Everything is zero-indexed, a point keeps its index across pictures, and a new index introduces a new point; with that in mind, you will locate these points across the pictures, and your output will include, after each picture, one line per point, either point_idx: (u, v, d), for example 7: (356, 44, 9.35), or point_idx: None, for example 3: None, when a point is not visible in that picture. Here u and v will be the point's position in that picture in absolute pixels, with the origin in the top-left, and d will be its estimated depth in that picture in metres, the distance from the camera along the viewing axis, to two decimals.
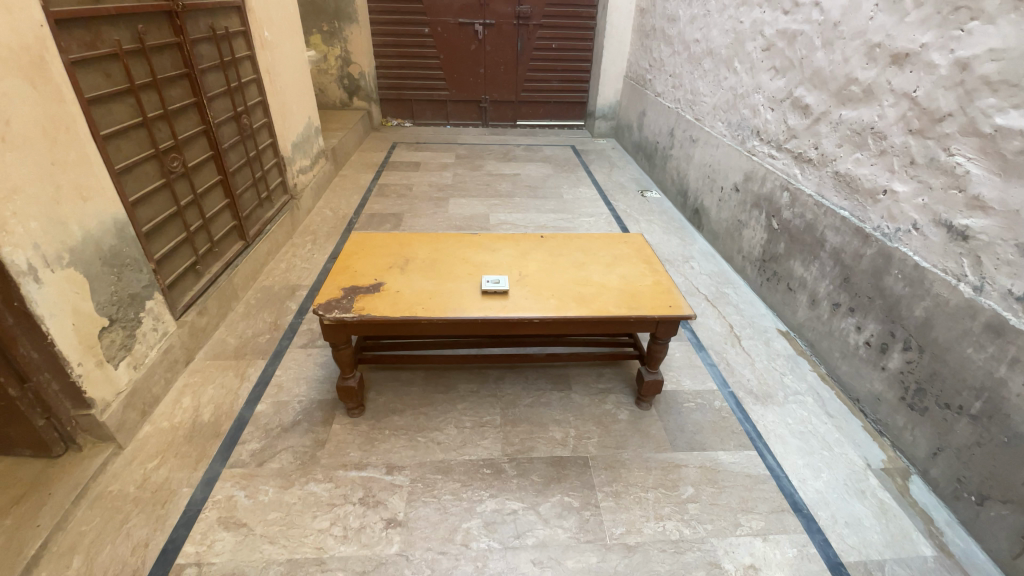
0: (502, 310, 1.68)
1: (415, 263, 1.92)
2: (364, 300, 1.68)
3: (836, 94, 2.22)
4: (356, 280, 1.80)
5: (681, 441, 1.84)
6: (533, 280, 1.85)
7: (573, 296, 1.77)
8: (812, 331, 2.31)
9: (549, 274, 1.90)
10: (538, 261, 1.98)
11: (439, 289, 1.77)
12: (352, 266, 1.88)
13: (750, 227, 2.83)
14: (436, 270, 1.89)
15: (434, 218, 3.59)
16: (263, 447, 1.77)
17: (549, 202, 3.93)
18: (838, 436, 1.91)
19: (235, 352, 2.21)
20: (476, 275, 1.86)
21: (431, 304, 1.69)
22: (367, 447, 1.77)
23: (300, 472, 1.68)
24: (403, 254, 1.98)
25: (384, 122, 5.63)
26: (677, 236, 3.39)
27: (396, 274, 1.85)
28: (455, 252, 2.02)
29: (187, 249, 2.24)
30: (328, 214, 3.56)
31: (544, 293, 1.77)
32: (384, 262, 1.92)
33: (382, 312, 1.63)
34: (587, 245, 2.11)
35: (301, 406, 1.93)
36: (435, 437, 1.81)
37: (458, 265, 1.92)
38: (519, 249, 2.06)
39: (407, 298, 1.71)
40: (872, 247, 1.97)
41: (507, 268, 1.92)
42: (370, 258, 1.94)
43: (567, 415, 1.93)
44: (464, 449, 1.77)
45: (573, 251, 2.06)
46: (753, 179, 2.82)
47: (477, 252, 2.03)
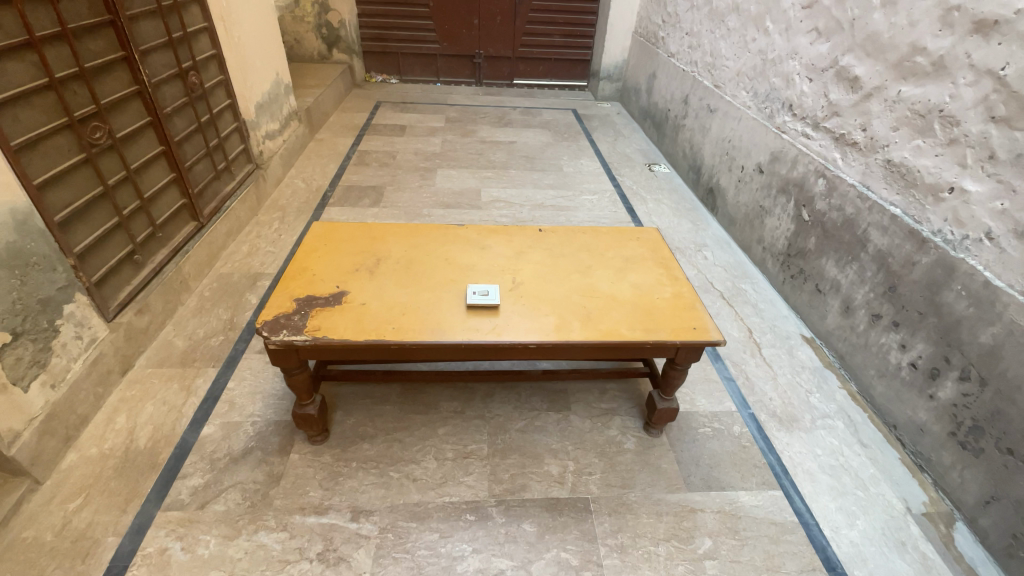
0: (491, 331, 1.38)
1: (386, 265, 1.60)
2: (320, 317, 1.37)
3: (895, 66, 1.86)
4: (313, 289, 1.47)
5: (696, 479, 1.60)
6: (529, 290, 1.54)
7: (577, 312, 1.46)
8: (843, 342, 2.04)
9: (548, 281, 1.59)
10: (534, 263, 1.67)
11: (414, 301, 1.46)
12: (310, 268, 1.56)
13: (774, 215, 2.52)
14: (413, 274, 1.57)
15: (419, 192, 3.23)
16: (207, 483, 1.51)
17: (547, 176, 3.56)
18: (874, 472, 1.68)
19: (182, 359, 1.91)
20: (461, 283, 1.55)
21: (403, 323, 1.38)
22: (330, 485, 1.51)
23: (249, 518, 1.42)
24: (374, 252, 1.65)
25: (368, 78, 5.13)
26: (688, 219, 3.07)
27: (362, 280, 1.53)
28: (435, 249, 1.69)
29: (121, 237, 1.90)
30: (299, 185, 3.18)
31: (542, 308, 1.47)
32: (349, 264, 1.59)
33: (342, 335, 1.32)
34: (592, 243, 1.79)
35: (256, 430, 1.66)
36: (410, 472, 1.55)
37: (438, 268, 1.60)
38: (514, 246, 1.74)
39: (375, 314, 1.40)
40: (930, 255, 1.67)
41: (498, 272, 1.61)
42: (333, 258, 1.61)
43: (565, 444, 1.67)
44: (444, 489, 1.51)
45: (576, 250, 1.74)
46: (781, 161, 2.48)
47: (463, 250, 1.70)
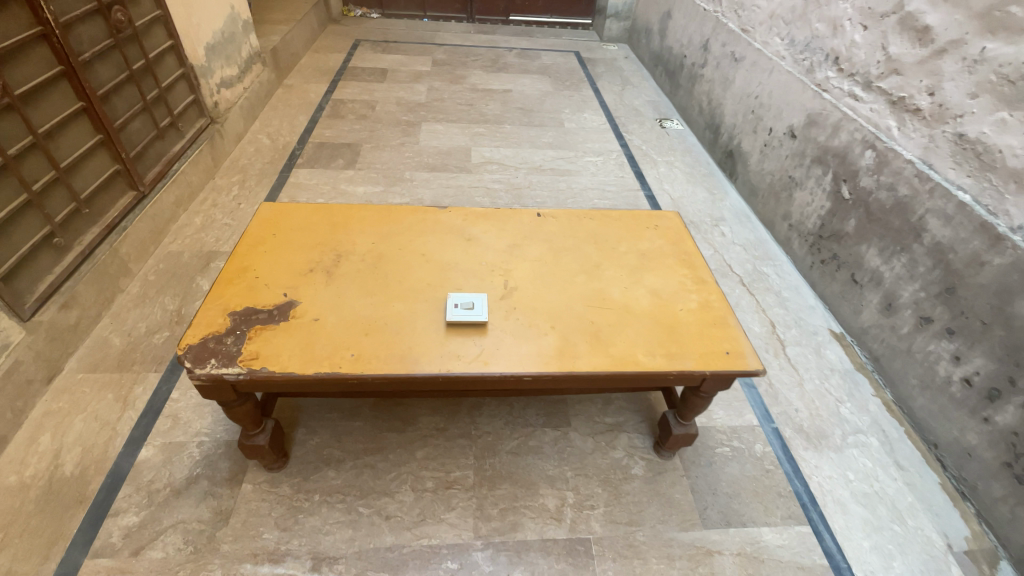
0: (474, 359, 1.10)
1: (348, 264, 1.30)
2: (259, 341, 1.09)
3: (981, 16, 1.50)
4: (254, 298, 1.18)
5: (713, 513, 1.39)
6: (525, 299, 1.25)
7: (583, 330, 1.19)
8: (880, 343, 1.80)
9: (547, 284, 1.30)
10: (531, 259, 1.38)
11: (380, 315, 1.17)
12: (253, 268, 1.26)
13: (805, 189, 2.20)
14: (381, 277, 1.27)
15: (400, 151, 2.85)
16: (144, 523, 1.28)
17: (547, 133, 3.17)
18: (912, 501, 1.48)
19: (120, 361, 1.64)
20: (440, 289, 1.26)
21: (365, 349, 1.10)
22: (287, 524, 1.29)
23: (190, 569, 1.20)
24: (333, 246, 1.35)
25: (346, 12, 4.55)
26: (703, 187, 2.75)
27: (317, 285, 1.23)
28: (410, 242, 1.39)
29: (35, 217, 1.58)
30: (264, 142, 2.79)
31: (539, 325, 1.19)
32: (302, 263, 1.29)
33: (286, 367, 1.05)
34: (600, 233, 1.49)
35: (203, 453, 1.42)
36: (383, 507, 1.33)
37: (413, 268, 1.31)
38: (506, 237, 1.44)
39: (330, 336, 1.12)
40: (1004, 257, 1.40)
41: (487, 272, 1.32)
42: (282, 253, 1.31)
43: (563, 469, 1.45)
44: (422, 529, 1.30)
45: (582, 243, 1.45)
46: (818, 125, 2.13)
47: (444, 242, 1.40)
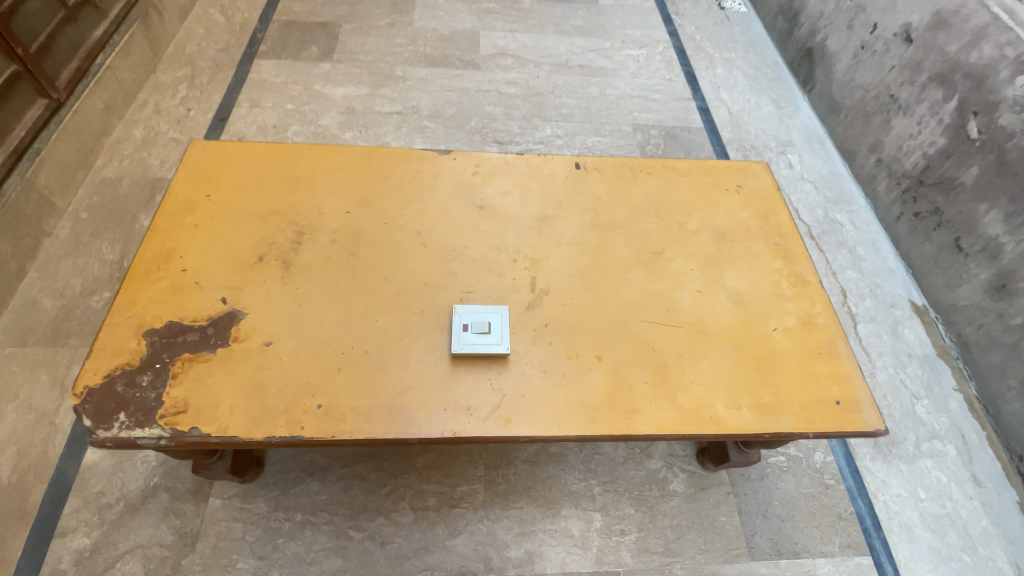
0: (490, 415, 0.79)
1: (313, 249, 0.93)
2: (188, 384, 0.78)
3: None
4: (182, 308, 0.85)
5: (762, 541, 1.20)
6: (560, 310, 0.90)
7: (641, 364, 0.86)
8: (976, 328, 1.50)
9: (591, 284, 0.94)
10: (568, 241, 1.00)
11: (360, 337, 0.84)
12: (180, 257, 0.91)
13: (912, 115, 1.72)
14: (360, 271, 0.91)
15: (388, 36, 2.24)
16: (96, 546, 1.07)
17: (576, 12, 2.50)
18: (986, 525, 1.28)
19: (53, 332, 1.34)
20: (442, 291, 0.90)
21: (338, 395, 0.78)
22: (265, 552, 1.09)
23: None
24: (293, 218, 0.97)
25: None
26: (769, 97, 2.20)
27: (271, 285, 0.89)
28: (399, 210, 1.00)
29: None
30: (215, 18, 2.18)
31: (580, 355, 0.85)
32: (250, 246, 0.93)
33: (225, 427, 0.74)
34: (661, 199, 1.09)
35: (161, 457, 1.18)
36: (377, 531, 1.14)
37: (404, 256, 0.94)
38: (533, 202, 1.04)
39: (287, 374, 0.79)
40: None
41: (507, 263, 0.95)
42: (222, 232, 0.95)
43: (589, 484, 1.23)
44: (423, 560, 1.12)
45: (637, 214, 1.05)
46: (951, 29, 1.60)
47: (446, 211, 1.01)
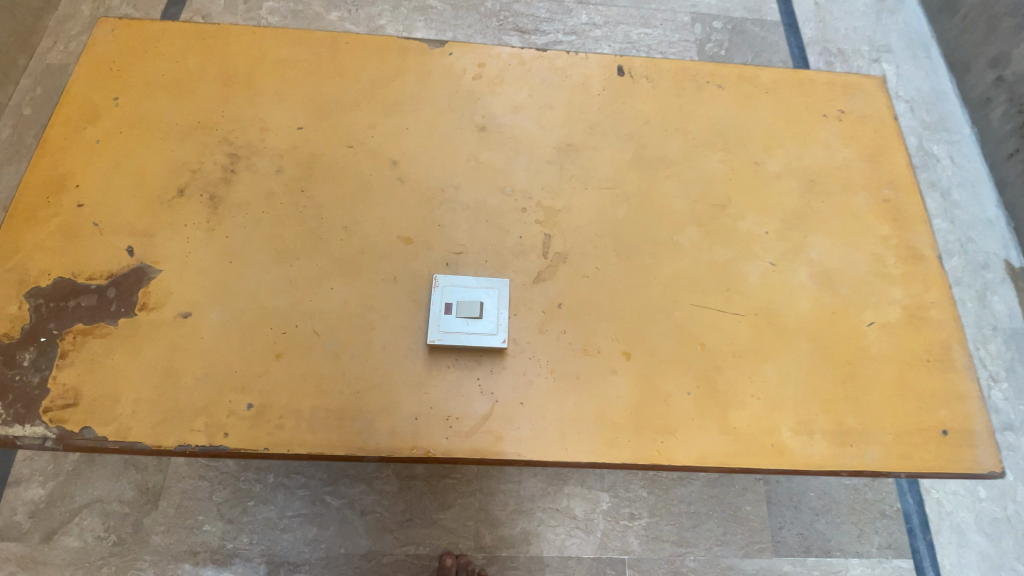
0: (475, 429, 0.59)
1: (250, 181, 0.69)
2: (81, 367, 0.59)
3: None
4: (76, 259, 0.64)
5: (790, 536, 1.06)
6: (581, 285, 0.66)
7: (686, 366, 0.63)
8: None
9: (626, 247, 0.69)
10: (599, 181, 0.72)
11: (309, 312, 0.63)
12: (77, 185, 0.69)
13: None
14: (311, 215, 0.68)
15: None
16: (53, 497, 0.95)
17: None
18: None
19: None
20: (422, 250, 0.67)
21: (275, 392, 0.59)
22: (234, 515, 0.98)
23: (116, 566, 0.92)
24: (225, 136, 0.72)
25: None
26: None
27: (194, 232, 0.66)
28: (368, 128, 0.73)
29: None
30: None
31: (602, 349, 0.63)
32: (167, 174, 0.69)
33: (127, 429, 0.57)
34: (732, 128, 0.79)
35: None
36: (357, 499, 1.02)
37: (372, 196, 0.69)
38: (555, 123, 0.75)
39: (209, 360, 0.60)
40: None
41: (513, 212, 0.70)
42: (133, 153, 0.71)
43: None
44: (407, 533, 1.00)
45: (697, 147, 0.77)
46: None
47: (433, 131, 0.73)
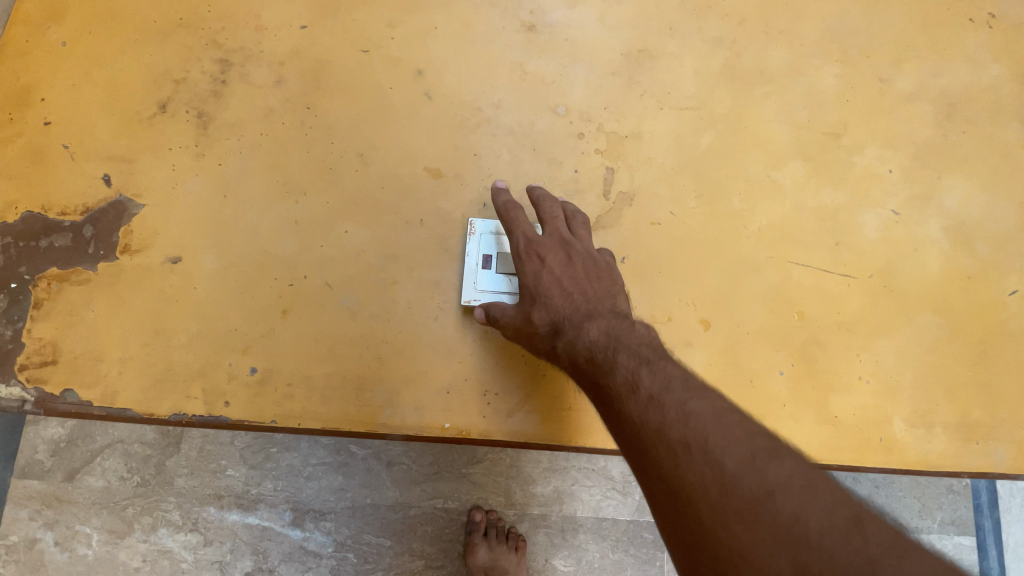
0: (517, 409, 0.51)
1: (245, 95, 0.56)
2: (60, 319, 0.51)
3: None
4: (46, 190, 0.54)
5: None
6: (650, 235, 0.53)
7: (777, 340, 0.51)
8: None
9: (709, 188, 0.55)
10: (678, 100, 0.57)
11: (320, 261, 0.52)
12: (42, 99, 0.57)
13: None
14: (320, 140, 0.55)
15: None
16: (73, 437, 0.92)
17: None
18: None
19: None
20: (455, 187, 0.54)
21: (282, 355, 0.50)
22: (257, 461, 0.93)
23: (141, 507, 0.91)
24: (214, 37, 0.58)
25: None
26: None
27: (181, 158, 0.54)
28: (387, 28, 0.58)
29: None
30: None
31: (675, 316, 0.51)
32: (146, 85, 0.57)
33: (116, 393, 0.49)
34: (854, 31, 0.61)
35: None
36: (382, 450, 0.95)
37: (394, 117, 0.55)
38: (624, 22, 0.59)
39: (205, 315, 0.51)
40: None
41: (567, 139, 0.55)
42: (106, 57, 0.58)
43: None
44: (435, 486, 0.94)
45: (805, 58, 0.59)
46: None
47: (468, 32, 0.58)
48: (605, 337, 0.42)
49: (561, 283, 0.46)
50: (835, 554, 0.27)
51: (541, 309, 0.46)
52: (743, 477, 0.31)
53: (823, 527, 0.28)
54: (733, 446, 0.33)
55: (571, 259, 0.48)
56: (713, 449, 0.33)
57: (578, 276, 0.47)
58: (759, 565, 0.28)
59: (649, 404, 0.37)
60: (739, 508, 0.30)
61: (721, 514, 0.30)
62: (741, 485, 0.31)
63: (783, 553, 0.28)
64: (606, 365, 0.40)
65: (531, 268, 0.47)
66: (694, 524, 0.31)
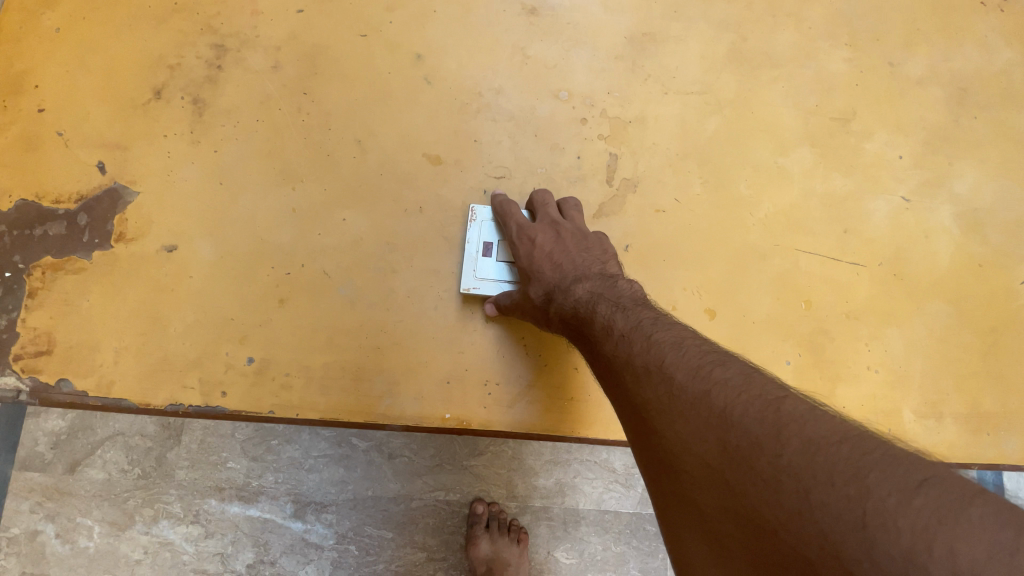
0: (518, 399, 0.50)
1: (241, 81, 0.55)
2: (55, 309, 0.50)
3: None
4: (39, 178, 0.53)
5: None
6: (654, 222, 0.52)
7: (785, 329, 0.50)
8: None
9: (715, 174, 0.53)
10: (684, 85, 0.55)
11: (317, 249, 0.51)
12: (36, 86, 0.56)
13: None
14: (318, 126, 0.54)
15: None
16: (73, 429, 0.92)
17: None
18: None
19: None
20: (456, 174, 0.53)
21: (280, 345, 0.49)
22: (258, 453, 0.93)
23: (142, 499, 0.90)
24: (209, 22, 0.57)
25: None
26: None
27: (176, 145, 0.53)
28: (385, 12, 0.56)
29: None
30: None
31: (679, 305, 0.50)
32: (141, 71, 0.56)
33: (112, 384, 0.49)
34: (864, 14, 0.60)
35: None
36: (384, 442, 0.94)
37: (393, 102, 0.54)
38: (628, 4, 0.57)
39: (201, 305, 0.50)
40: None
41: (570, 124, 0.54)
42: (99, 43, 0.57)
43: None
44: (436, 479, 0.94)
45: (814, 42, 0.58)
46: None
47: (469, 15, 0.56)
48: (589, 295, 0.44)
49: (552, 254, 0.47)
50: (755, 428, 0.28)
51: (535, 284, 0.47)
52: (687, 385, 0.33)
53: (746, 409, 0.30)
54: (686, 361, 0.35)
55: (560, 234, 0.48)
56: (667, 369, 0.35)
57: (570, 247, 0.47)
58: (695, 453, 0.30)
59: (620, 342, 0.39)
60: (683, 410, 0.32)
61: (668, 417, 0.32)
62: (685, 392, 0.33)
63: (712, 436, 0.30)
64: (588, 320, 0.42)
65: (523, 249, 0.48)
66: (652, 433, 0.34)
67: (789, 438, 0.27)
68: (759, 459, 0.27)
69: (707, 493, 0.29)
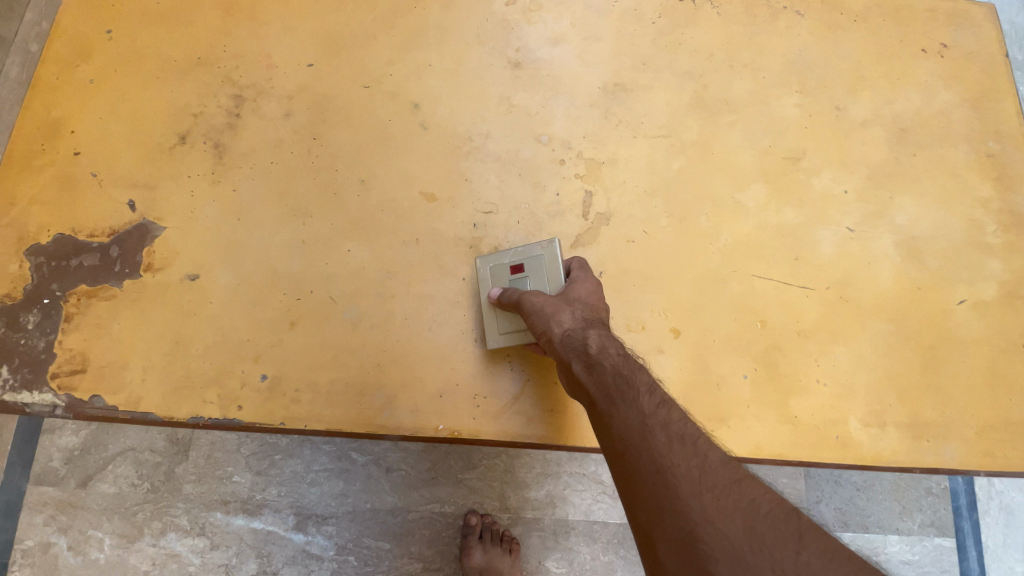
0: (504, 411, 0.55)
1: (256, 127, 0.62)
2: (88, 332, 0.56)
3: None
4: (76, 215, 0.59)
5: (827, 510, 1.02)
6: (625, 252, 0.58)
7: (741, 347, 0.56)
8: None
9: (679, 207, 0.60)
10: (650, 129, 0.62)
11: (324, 277, 0.57)
12: (72, 131, 0.62)
13: None
14: (325, 167, 0.60)
15: None
16: (86, 445, 0.97)
17: None
18: None
19: None
20: (448, 208, 0.60)
21: (290, 363, 0.55)
22: (262, 467, 0.98)
23: (151, 512, 0.95)
24: (229, 75, 0.64)
25: None
26: None
27: (199, 185, 0.60)
28: (386, 66, 0.63)
29: None
30: None
31: (648, 325, 0.56)
32: (168, 118, 0.63)
33: (139, 399, 0.54)
34: (812, 64, 0.67)
35: None
36: (382, 456, 0.99)
37: (392, 145, 0.61)
38: (601, 58, 0.65)
39: (220, 327, 0.56)
40: None
41: (550, 164, 0.61)
42: (130, 93, 0.64)
43: None
44: (432, 491, 0.98)
45: (768, 89, 0.65)
46: None
47: (460, 68, 0.64)
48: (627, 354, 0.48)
49: (597, 302, 0.52)
50: (777, 525, 0.35)
51: (583, 311, 0.50)
52: (719, 469, 0.38)
53: (771, 509, 0.36)
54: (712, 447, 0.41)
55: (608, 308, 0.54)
56: (700, 447, 0.40)
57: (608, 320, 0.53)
58: (724, 529, 0.35)
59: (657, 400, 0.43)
60: (713, 490, 0.37)
61: (700, 488, 0.37)
62: (715, 474, 0.38)
63: (738, 518, 0.36)
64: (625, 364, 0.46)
65: (581, 288, 0.52)
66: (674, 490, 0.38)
67: (806, 542, 0.34)
68: (780, 550, 0.34)
69: (726, 561, 0.34)
